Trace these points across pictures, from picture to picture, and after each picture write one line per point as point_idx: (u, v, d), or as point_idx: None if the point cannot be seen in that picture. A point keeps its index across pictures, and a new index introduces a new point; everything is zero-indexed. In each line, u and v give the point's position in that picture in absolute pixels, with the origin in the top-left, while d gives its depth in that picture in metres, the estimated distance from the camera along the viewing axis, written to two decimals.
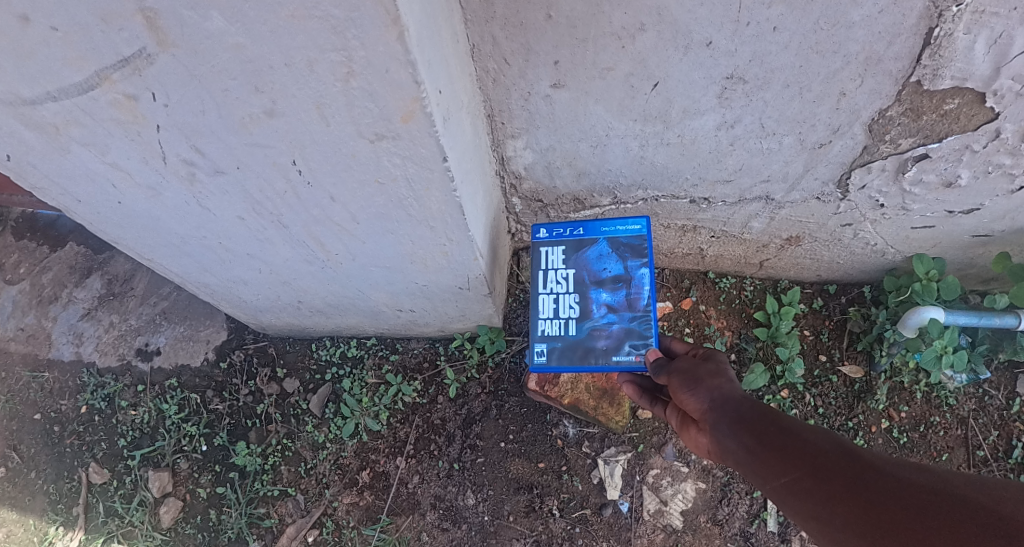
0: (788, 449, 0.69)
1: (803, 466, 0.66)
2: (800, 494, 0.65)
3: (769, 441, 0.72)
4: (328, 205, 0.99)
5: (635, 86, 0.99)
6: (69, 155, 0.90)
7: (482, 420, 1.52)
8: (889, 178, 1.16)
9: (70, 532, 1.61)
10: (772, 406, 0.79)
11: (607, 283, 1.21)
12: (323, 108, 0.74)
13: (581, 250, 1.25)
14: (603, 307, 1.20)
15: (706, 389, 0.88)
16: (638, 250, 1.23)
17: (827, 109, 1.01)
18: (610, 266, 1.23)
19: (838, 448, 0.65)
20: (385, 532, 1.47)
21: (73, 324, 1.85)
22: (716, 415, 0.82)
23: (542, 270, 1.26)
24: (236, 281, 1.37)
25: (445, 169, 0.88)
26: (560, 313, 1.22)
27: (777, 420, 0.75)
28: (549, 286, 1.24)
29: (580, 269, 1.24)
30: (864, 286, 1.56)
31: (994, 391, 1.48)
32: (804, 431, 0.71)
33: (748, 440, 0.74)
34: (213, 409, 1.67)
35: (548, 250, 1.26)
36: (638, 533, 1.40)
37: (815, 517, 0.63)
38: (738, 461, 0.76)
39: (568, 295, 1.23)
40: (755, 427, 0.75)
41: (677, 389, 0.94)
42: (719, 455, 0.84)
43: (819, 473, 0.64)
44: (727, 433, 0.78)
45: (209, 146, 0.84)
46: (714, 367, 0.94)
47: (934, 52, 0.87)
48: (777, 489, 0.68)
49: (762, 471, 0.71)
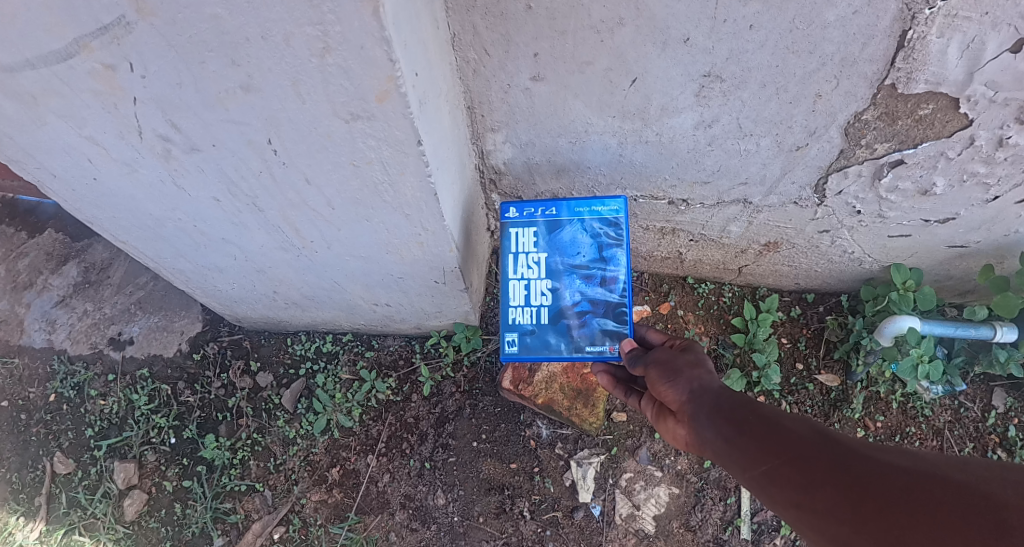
0: (768, 437, 0.67)
1: (783, 454, 0.64)
2: (781, 482, 0.63)
3: (748, 429, 0.70)
4: (304, 188, 0.98)
5: (614, 82, 0.99)
6: (46, 127, 0.88)
7: (455, 419, 1.50)
8: (866, 184, 1.16)
9: (30, 523, 1.56)
10: (749, 396, 0.77)
11: (580, 269, 1.20)
12: (299, 85, 0.73)
13: (554, 233, 1.23)
14: (577, 294, 1.20)
15: (685, 380, 0.87)
16: (613, 233, 1.22)
17: (803, 111, 1.01)
18: (584, 249, 1.21)
19: (818, 435, 0.64)
20: (353, 531, 1.44)
21: (47, 311, 1.81)
22: (694, 406, 0.80)
23: (512, 253, 1.23)
24: (210, 268, 1.35)
25: (420, 152, 0.87)
26: (532, 301, 1.20)
27: (756, 409, 0.73)
28: (520, 271, 1.22)
29: (553, 253, 1.22)
30: (842, 296, 1.56)
31: (970, 403, 1.48)
32: (781, 417, 0.70)
33: (727, 430, 0.72)
34: (184, 401, 1.64)
35: (519, 231, 1.23)
36: (609, 537, 1.38)
37: (795, 505, 0.61)
38: (717, 452, 0.74)
39: (540, 281, 1.21)
40: (734, 417, 0.73)
41: (655, 381, 0.93)
42: (697, 447, 0.81)
43: (800, 460, 0.62)
44: (706, 423, 0.76)
45: (186, 121, 0.83)
46: (693, 358, 0.93)
47: (908, 55, 0.87)
48: (757, 478, 0.66)
49: (740, 461, 0.69)
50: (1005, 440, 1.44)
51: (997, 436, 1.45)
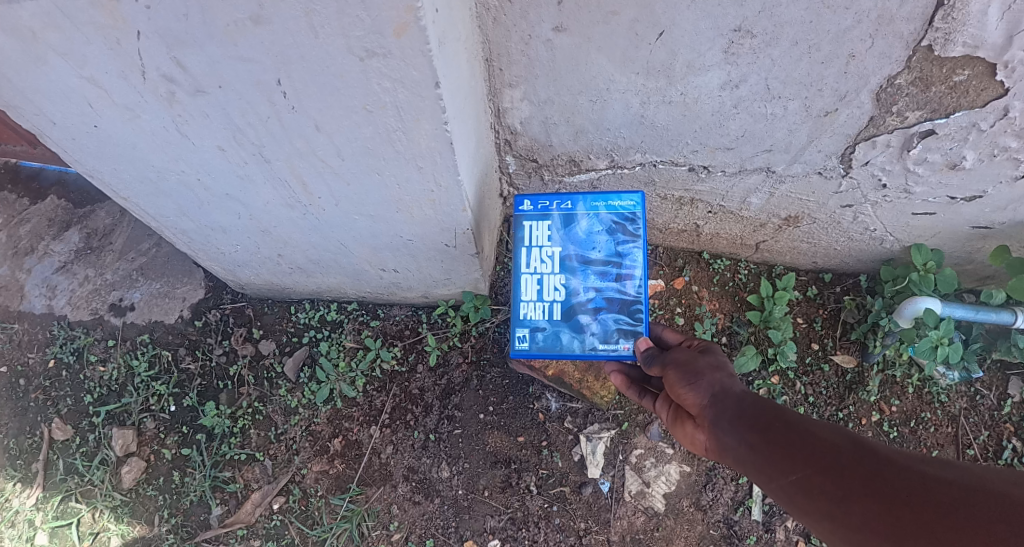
0: (797, 445, 0.67)
1: (815, 464, 0.64)
2: (812, 493, 0.62)
3: (773, 436, 0.70)
4: (313, 136, 0.94)
5: (639, 35, 0.95)
6: (44, 67, 0.84)
7: (461, 390, 1.48)
8: (893, 155, 1.12)
9: (27, 489, 1.54)
10: (774, 401, 0.76)
11: (596, 264, 1.17)
12: (312, 16, 0.69)
13: (570, 226, 1.20)
14: (591, 290, 1.16)
15: (707, 383, 0.86)
16: (629, 229, 1.19)
17: (835, 72, 0.97)
18: (599, 245, 1.19)
19: (853, 445, 0.64)
20: (354, 503, 1.41)
21: (47, 277, 1.78)
22: (715, 412, 0.80)
23: (526, 246, 1.20)
24: (214, 229, 1.32)
25: (437, 96, 0.83)
26: (544, 296, 1.17)
27: (782, 415, 0.72)
28: (533, 265, 1.19)
29: (567, 247, 1.19)
30: (860, 276, 1.52)
31: (986, 390, 1.45)
32: (810, 425, 0.69)
33: (751, 436, 0.72)
34: (184, 368, 1.61)
35: (533, 224, 1.21)
36: (617, 514, 1.35)
37: (829, 518, 0.60)
38: (739, 458, 0.74)
39: (553, 276, 1.18)
40: (759, 424, 0.73)
41: (674, 383, 0.92)
42: (717, 452, 0.82)
43: (833, 470, 0.62)
44: (728, 429, 0.76)
45: (191, 59, 0.79)
46: (714, 361, 0.92)
47: (947, 14, 0.84)
48: (785, 487, 0.66)
49: (766, 468, 0.69)
50: (1020, 430, 1.41)
51: (1013, 425, 1.42)
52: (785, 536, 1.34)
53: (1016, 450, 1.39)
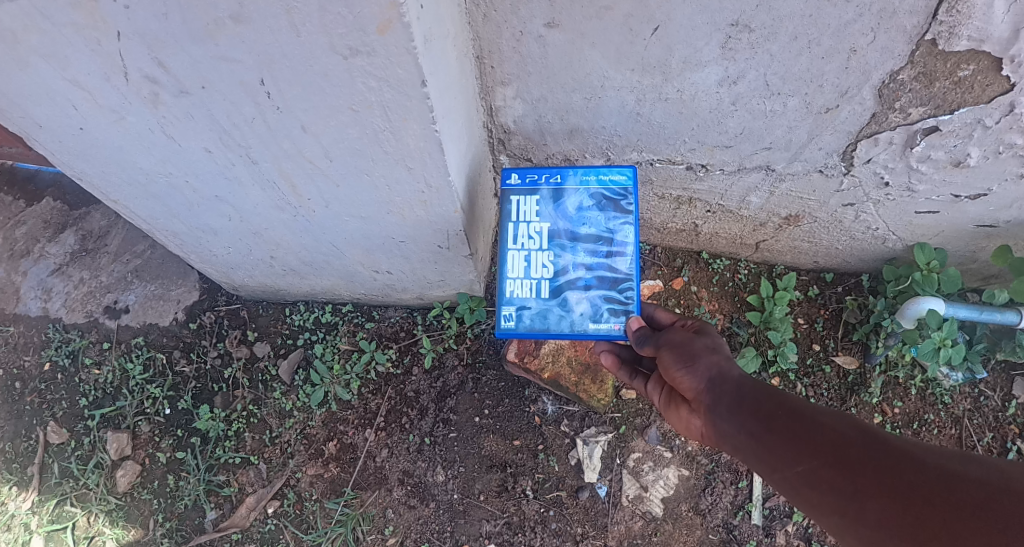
0: (803, 435, 0.64)
1: (825, 455, 0.61)
2: (822, 486, 0.60)
3: (777, 425, 0.68)
4: (299, 136, 0.92)
5: (634, 30, 0.93)
6: (27, 69, 0.82)
7: (457, 393, 1.46)
8: (896, 153, 1.10)
9: (23, 492, 1.53)
10: (774, 387, 0.75)
11: (585, 240, 1.15)
12: (294, 14, 0.67)
13: (558, 201, 1.18)
14: (581, 267, 1.14)
15: (703, 367, 0.84)
16: (621, 205, 1.17)
17: (836, 68, 0.95)
18: (589, 221, 1.16)
19: (866, 437, 0.61)
20: (349, 507, 1.40)
21: (43, 279, 1.77)
22: (714, 398, 0.79)
23: (513, 222, 1.17)
24: (205, 230, 1.30)
25: (423, 95, 0.81)
26: (532, 273, 1.14)
27: (785, 403, 0.70)
28: (521, 241, 1.16)
29: (557, 223, 1.17)
30: (863, 275, 1.50)
31: (990, 392, 1.42)
32: (815, 413, 0.67)
33: (752, 425, 0.70)
34: (179, 371, 1.59)
35: (521, 199, 1.18)
36: (615, 518, 1.33)
37: (841, 513, 0.58)
38: (738, 446, 0.73)
39: (541, 252, 1.15)
40: (761, 411, 0.71)
41: (669, 365, 0.90)
42: (713, 438, 0.81)
43: (845, 462, 0.59)
44: (727, 416, 0.75)
45: (174, 60, 0.77)
46: (709, 343, 0.90)
47: (952, 7, 0.80)
48: (791, 478, 0.64)
49: (769, 458, 0.67)
50: None
51: (1018, 426, 1.39)
52: (786, 541, 1.31)
53: (1020, 452, 1.37)
